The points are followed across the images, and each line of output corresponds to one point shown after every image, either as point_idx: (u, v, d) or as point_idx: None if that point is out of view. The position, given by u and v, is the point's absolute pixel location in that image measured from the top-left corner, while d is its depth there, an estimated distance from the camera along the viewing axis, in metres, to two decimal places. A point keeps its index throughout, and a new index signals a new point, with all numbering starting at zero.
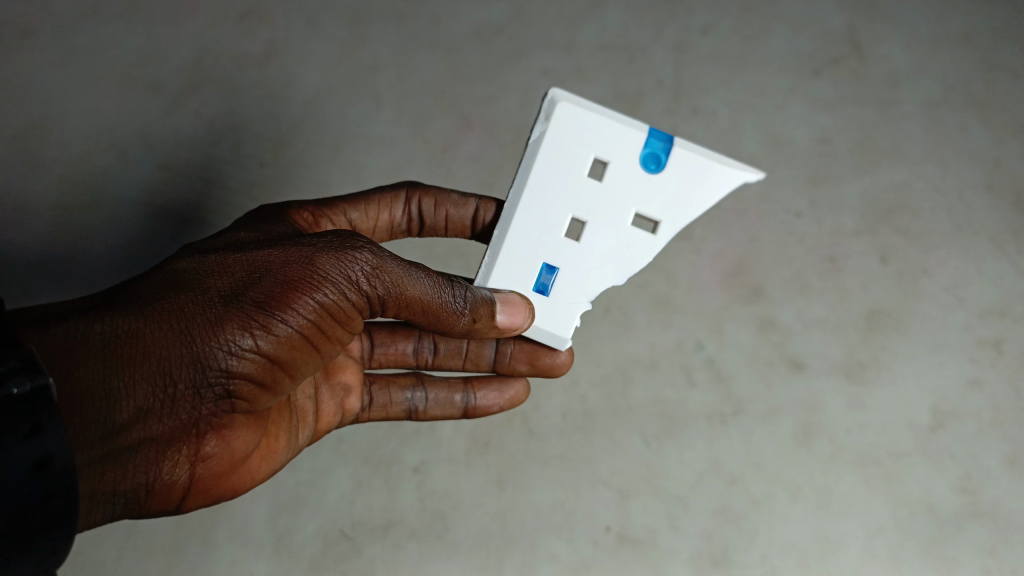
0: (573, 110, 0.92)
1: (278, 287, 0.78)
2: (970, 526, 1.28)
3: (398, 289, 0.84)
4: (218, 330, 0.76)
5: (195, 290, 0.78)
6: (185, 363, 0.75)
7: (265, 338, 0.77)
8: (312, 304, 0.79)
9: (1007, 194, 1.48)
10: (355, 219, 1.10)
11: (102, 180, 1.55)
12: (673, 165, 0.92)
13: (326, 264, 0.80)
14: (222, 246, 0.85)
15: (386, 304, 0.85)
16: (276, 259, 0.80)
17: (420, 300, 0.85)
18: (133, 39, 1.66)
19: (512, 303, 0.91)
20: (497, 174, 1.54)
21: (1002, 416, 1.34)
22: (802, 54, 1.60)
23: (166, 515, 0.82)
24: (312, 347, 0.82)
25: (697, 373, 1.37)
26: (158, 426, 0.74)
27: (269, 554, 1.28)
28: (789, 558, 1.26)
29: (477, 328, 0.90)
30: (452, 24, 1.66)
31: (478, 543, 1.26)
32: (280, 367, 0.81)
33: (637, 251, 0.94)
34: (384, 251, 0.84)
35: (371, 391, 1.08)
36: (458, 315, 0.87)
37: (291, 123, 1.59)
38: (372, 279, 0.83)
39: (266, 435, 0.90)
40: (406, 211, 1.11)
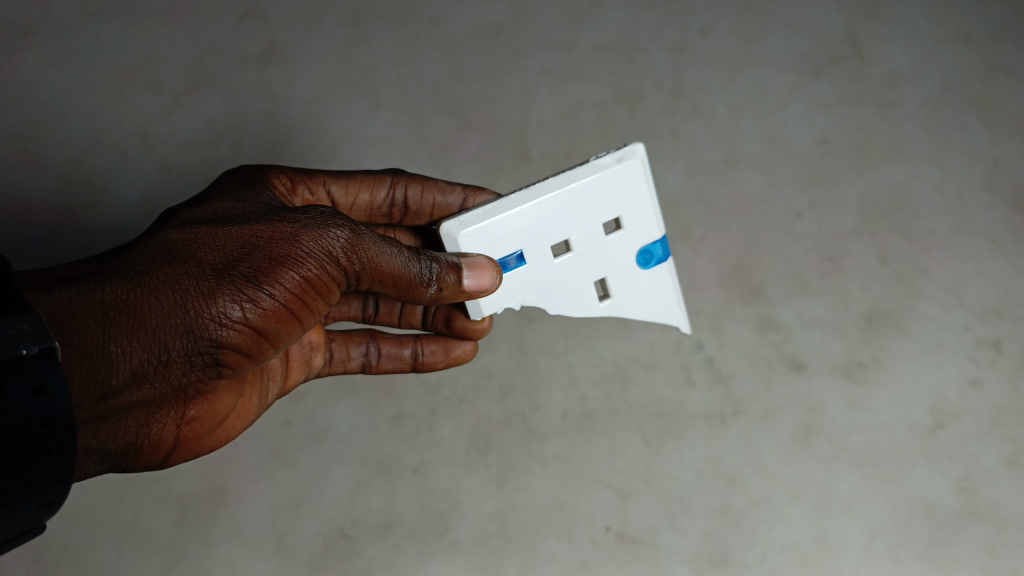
0: (639, 170, 1.02)
1: (266, 262, 0.84)
2: (970, 527, 1.27)
3: (375, 265, 0.90)
4: (208, 301, 0.81)
5: (185, 261, 0.82)
6: (177, 332, 0.81)
7: (251, 310, 0.83)
8: (296, 280, 0.85)
9: (1006, 194, 1.49)
10: (334, 193, 1.13)
11: (100, 178, 1.55)
12: (655, 273, 1.09)
13: (310, 240, 0.86)
14: (212, 215, 0.89)
15: (363, 279, 0.91)
16: (264, 234, 0.85)
17: (394, 274, 0.91)
18: (133, 39, 1.67)
19: (480, 265, 0.95)
20: (497, 174, 1.53)
21: (1003, 416, 1.34)
22: (801, 54, 1.61)
23: (151, 467, 0.95)
24: (295, 320, 0.89)
25: (696, 373, 1.37)
26: (150, 389, 0.83)
27: (269, 554, 1.27)
28: (789, 558, 1.25)
29: (444, 295, 0.95)
30: (452, 25, 1.67)
31: (478, 543, 1.26)
32: (264, 337, 0.87)
33: (583, 299, 1.07)
34: (364, 230, 0.89)
35: (330, 348, 1.19)
36: (426, 285, 0.93)
37: (290, 122, 1.59)
38: (349, 256, 0.88)
39: (243, 397, 1.03)
40: (390, 194, 1.14)
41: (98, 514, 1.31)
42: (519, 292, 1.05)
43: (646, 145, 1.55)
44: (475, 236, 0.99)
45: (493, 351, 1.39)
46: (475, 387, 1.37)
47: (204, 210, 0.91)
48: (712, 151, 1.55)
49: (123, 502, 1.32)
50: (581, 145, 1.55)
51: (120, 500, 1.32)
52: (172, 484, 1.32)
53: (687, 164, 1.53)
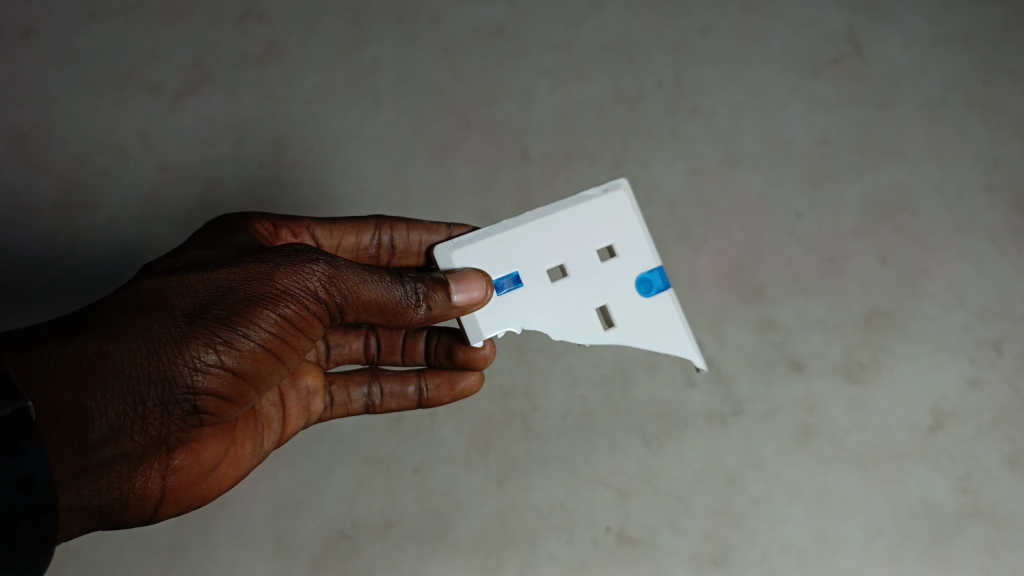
0: (624, 200, 1.08)
1: (240, 303, 0.83)
2: (969, 527, 1.28)
3: (355, 295, 0.90)
4: (183, 347, 0.80)
5: (157, 309, 0.81)
6: (153, 381, 0.79)
7: (228, 353, 0.82)
8: (273, 318, 0.85)
9: (1006, 194, 1.49)
10: (321, 239, 1.15)
11: (102, 180, 1.55)
12: (659, 301, 1.06)
13: (284, 278, 0.86)
14: (182, 264, 0.88)
15: (344, 309, 0.91)
16: (236, 276, 0.84)
17: (377, 302, 0.91)
18: (133, 39, 1.67)
19: (469, 279, 0.96)
20: (498, 175, 1.54)
21: (1003, 416, 1.34)
22: (802, 54, 1.61)
23: (141, 522, 0.91)
24: (275, 358, 0.88)
25: (697, 374, 1.36)
26: (129, 442, 0.80)
27: (269, 555, 1.27)
28: (789, 558, 1.26)
29: (435, 314, 0.95)
30: (452, 24, 1.66)
31: (478, 543, 1.26)
32: (245, 379, 0.86)
33: (585, 326, 1.04)
34: (339, 261, 0.90)
35: (330, 392, 1.15)
36: (414, 308, 0.93)
37: (291, 123, 1.59)
38: (329, 289, 0.89)
39: (235, 445, 0.99)
40: (376, 238, 1.17)
41: None
42: (518, 314, 1.02)
43: (647, 146, 1.55)
44: (467, 254, 1.05)
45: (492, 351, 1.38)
46: (475, 387, 1.36)
47: (173, 262, 0.89)
48: (712, 151, 1.55)
49: None
50: (581, 145, 1.56)
51: None
52: None
53: (687, 164, 1.53)
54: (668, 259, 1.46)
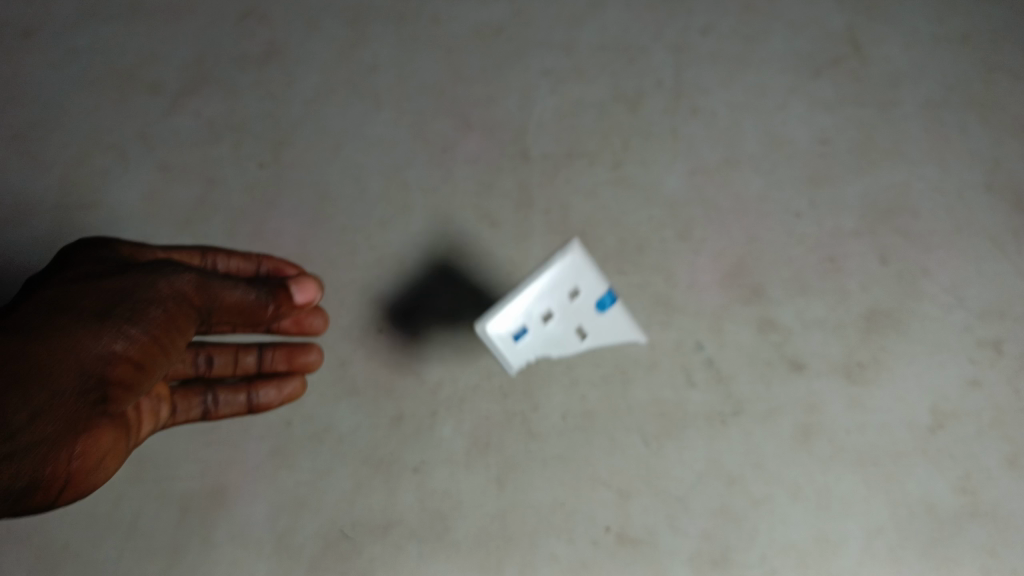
0: (580, 260, 1.15)
1: (137, 304, 1.06)
2: (969, 527, 1.28)
3: (218, 298, 1.17)
4: (94, 338, 1.00)
5: (67, 309, 1.04)
6: (72, 370, 0.98)
7: (125, 343, 1.02)
8: (157, 314, 1.07)
9: (1006, 194, 1.50)
10: (170, 254, 1.37)
11: (102, 180, 1.55)
12: (612, 314, 1.23)
13: (155, 284, 1.10)
14: (83, 277, 1.12)
15: (208, 312, 1.18)
16: (128, 284, 1.09)
17: (236, 302, 1.20)
18: (133, 40, 1.67)
19: (306, 284, 1.24)
20: (497, 175, 1.52)
21: (1003, 416, 1.35)
22: (803, 54, 1.61)
23: (44, 510, 1.01)
24: (160, 351, 1.08)
25: (696, 374, 1.37)
26: (43, 425, 0.95)
27: (269, 554, 1.28)
28: (788, 559, 1.27)
29: (283, 311, 1.25)
30: (451, 24, 1.66)
31: (479, 543, 1.27)
32: (137, 370, 1.04)
33: (568, 345, 1.23)
34: (203, 275, 1.17)
35: (173, 401, 1.29)
36: (267, 305, 1.22)
37: (290, 123, 1.59)
38: (197, 293, 1.14)
39: (122, 447, 1.11)
40: (206, 263, 1.40)
41: (99, 514, 1.32)
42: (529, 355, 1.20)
43: (647, 146, 1.55)
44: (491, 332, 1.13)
45: (492, 351, 1.37)
46: (475, 387, 1.35)
47: (91, 272, 1.12)
48: (712, 151, 1.55)
49: (123, 502, 1.32)
50: (581, 146, 1.55)
51: (120, 499, 1.32)
52: (173, 484, 1.32)
53: (687, 165, 1.53)
54: (669, 259, 1.45)
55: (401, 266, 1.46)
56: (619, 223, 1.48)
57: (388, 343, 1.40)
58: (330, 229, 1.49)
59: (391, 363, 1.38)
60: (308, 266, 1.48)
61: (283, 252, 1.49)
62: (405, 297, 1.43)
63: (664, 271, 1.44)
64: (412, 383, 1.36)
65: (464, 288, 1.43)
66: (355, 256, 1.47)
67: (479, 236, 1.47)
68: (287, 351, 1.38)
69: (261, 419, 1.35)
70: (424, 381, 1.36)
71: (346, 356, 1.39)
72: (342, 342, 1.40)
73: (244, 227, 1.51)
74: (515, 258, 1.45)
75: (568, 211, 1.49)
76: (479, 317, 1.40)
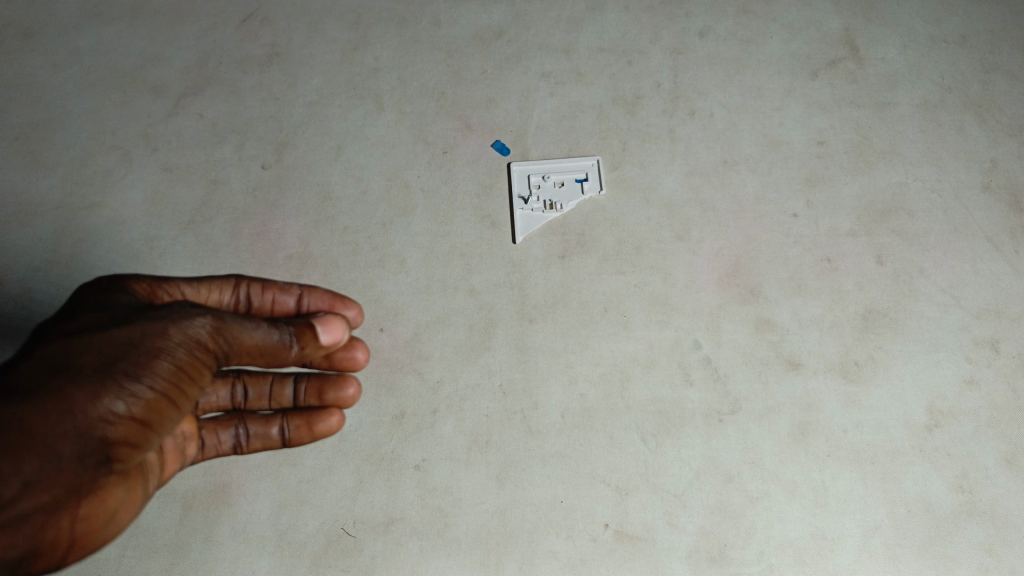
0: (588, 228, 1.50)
1: (143, 355, 0.84)
2: (967, 525, 1.29)
3: (238, 341, 0.92)
4: (94, 400, 0.80)
5: (60, 371, 0.81)
6: (69, 437, 0.79)
7: (133, 402, 0.83)
8: (169, 365, 0.86)
9: (1003, 194, 1.52)
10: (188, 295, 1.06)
11: (105, 180, 1.57)
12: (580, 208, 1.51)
13: (166, 332, 0.87)
14: (84, 320, 0.88)
15: (229, 357, 0.93)
16: (135, 333, 0.86)
17: (256, 345, 0.92)
18: (136, 42, 1.69)
19: (331, 320, 0.96)
20: (498, 175, 1.54)
21: (1000, 415, 1.36)
22: (800, 56, 1.65)
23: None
24: (175, 405, 0.87)
25: (694, 372, 1.38)
26: (45, 494, 0.78)
27: (271, 552, 1.28)
28: (786, 555, 1.27)
29: (306, 353, 0.96)
30: (452, 26, 1.69)
31: (479, 540, 1.27)
32: (149, 430, 0.85)
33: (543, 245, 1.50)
34: (221, 313, 0.92)
35: (201, 435, 1.03)
36: (288, 346, 0.94)
37: (292, 124, 1.60)
38: (214, 340, 0.90)
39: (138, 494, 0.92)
40: (236, 296, 1.07)
41: None
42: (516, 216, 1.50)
43: (645, 147, 1.56)
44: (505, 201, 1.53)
45: (493, 350, 1.39)
46: (475, 385, 1.37)
47: (92, 318, 0.89)
48: (710, 152, 1.56)
49: None
50: (580, 147, 1.56)
51: None
52: (176, 483, 1.32)
53: (686, 165, 1.54)
54: (667, 259, 1.47)
55: (402, 267, 1.46)
56: (619, 223, 1.49)
57: (388, 342, 1.41)
58: (331, 229, 1.50)
59: (392, 362, 1.39)
60: (310, 266, 1.47)
61: (286, 251, 1.48)
62: (406, 296, 1.44)
63: (662, 270, 1.46)
64: (413, 381, 1.38)
65: (464, 287, 1.45)
66: (356, 256, 1.48)
67: (480, 236, 1.49)
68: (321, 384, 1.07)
69: None
70: (425, 379, 1.38)
71: None
72: None
73: (247, 228, 1.51)
74: (514, 258, 1.47)
75: (567, 212, 1.50)
76: (479, 316, 1.42)
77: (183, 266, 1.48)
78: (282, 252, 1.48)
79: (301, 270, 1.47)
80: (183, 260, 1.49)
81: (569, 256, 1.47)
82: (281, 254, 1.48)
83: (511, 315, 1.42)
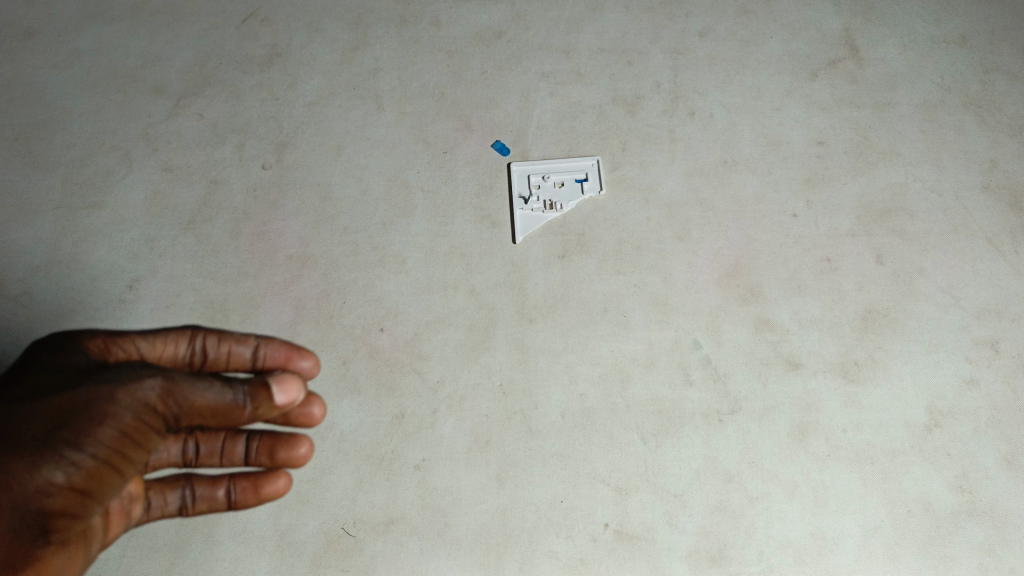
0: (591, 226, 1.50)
1: (85, 423, 0.82)
2: (967, 524, 1.29)
3: (188, 403, 0.88)
4: (31, 470, 0.80)
5: (8, 440, 0.81)
6: (9, 503, 0.81)
7: (71, 472, 0.82)
8: (112, 433, 0.83)
9: (1003, 194, 1.52)
10: (146, 349, 1.00)
11: (105, 180, 1.57)
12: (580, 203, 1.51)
13: (109, 398, 0.84)
14: (38, 382, 0.88)
15: (180, 420, 0.89)
16: (81, 399, 0.83)
17: (210, 405, 0.89)
18: (137, 43, 1.69)
19: (288, 379, 0.93)
20: (498, 176, 1.54)
21: (999, 415, 1.36)
22: (800, 56, 1.65)
23: None
24: (117, 472, 0.85)
25: (694, 372, 1.38)
26: None
27: (271, 552, 1.28)
28: (786, 555, 1.27)
29: (260, 413, 0.92)
30: (452, 27, 1.69)
31: (479, 540, 1.28)
32: (88, 496, 0.84)
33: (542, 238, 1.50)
34: (173, 372, 0.88)
35: (149, 494, 0.98)
36: (241, 407, 0.90)
37: (292, 124, 1.60)
38: (163, 403, 0.87)
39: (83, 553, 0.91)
40: (192, 347, 1.01)
41: None
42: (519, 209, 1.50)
43: (645, 147, 1.56)
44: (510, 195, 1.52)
45: (493, 350, 1.40)
46: (475, 385, 1.37)
47: (42, 381, 0.88)
48: (709, 152, 1.56)
49: None
50: (580, 147, 1.56)
51: None
52: None
53: (685, 165, 1.54)
54: (667, 259, 1.47)
55: (402, 267, 1.47)
56: (619, 223, 1.49)
57: (389, 342, 1.41)
58: (332, 229, 1.50)
59: (392, 362, 1.39)
60: (311, 266, 1.47)
61: (286, 251, 1.49)
62: (406, 296, 1.44)
63: (662, 270, 1.46)
64: (413, 381, 1.38)
65: (464, 287, 1.45)
66: (356, 256, 1.48)
67: (481, 236, 1.49)
68: (271, 442, 1.02)
69: None
70: (425, 379, 1.38)
71: (348, 355, 1.40)
72: (344, 341, 1.41)
73: (247, 228, 1.51)
74: (514, 258, 1.47)
75: (567, 212, 1.50)
76: (479, 316, 1.42)
77: (183, 266, 1.48)
78: (282, 252, 1.49)
79: (301, 270, 1.47)
80: (183, 261, 1.49)
81: (569, 256, 1.47)
82: (282, 255, 1.48)
83: (511, 315, 1.42)
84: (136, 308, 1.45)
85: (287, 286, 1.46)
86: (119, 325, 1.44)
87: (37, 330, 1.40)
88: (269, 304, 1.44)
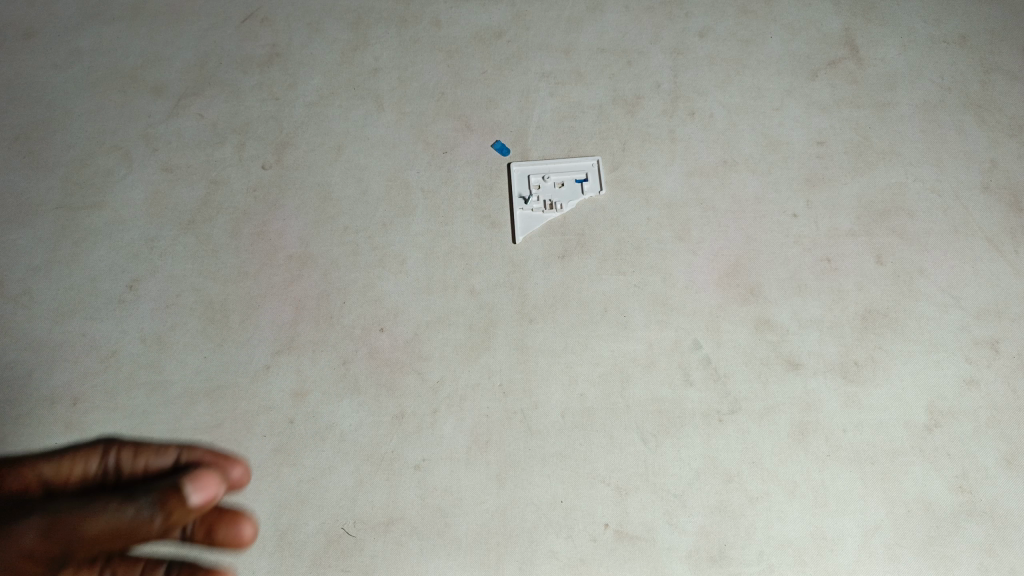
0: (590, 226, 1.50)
1: None
2: (967, 524, 1.29)
3: (83, 531, 0.85)
4: None
5: None
6: None
7: None
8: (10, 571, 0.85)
9: (1003, 194, 1.52)
10: (49, 473, 1.07)
11: (104, 180, 1.57)
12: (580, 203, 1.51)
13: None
14: None
15: (80, 549, 0.86)
16: None
17: (108, 529, 0.85)
18: (137, 42, 1.69)
19: (204, 478, 0.92)
20: (498, 176, 1.54)
21: (1000, 415, 1.36)
22: (800, 56, 1.65)
23: None
24: None
25: (694, 372, 1.38)
26: None
27: (271, 552, 1.28)
28: (786, 555, 1.27)
29: (174, 521, 0.88)
30: (452, 27, 1.69)
31: (479, 540, 1.28)
32: None
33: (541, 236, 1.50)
34: (62, 506, 0.87)
35: None
36: (150, 521, 0.86)
37: (292, 124, 1.60)
38: (52, 540, 0.85)
39: None
40: (104, 463, 1.09)
41: None
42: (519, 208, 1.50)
43: (645, 147, 1.56)
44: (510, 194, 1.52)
45: (493, 350, 1.39)
46: (475, 385, 1.37)
47: None
48: (709, 152, 1.56)
49: None
50: (580, 147, 1.56)
51: None
52: None
53: (685, 165, 1.54)
54: (667, 259, 1.47)
55: (402, 267, 1.47)
56: (619, 223, 1.49)
57: (388, 342, 1.41)
58: (331, 229, 1.50)
59: (392, 362, 1.39)
60: (311, 266, 1.47)
61: (286, 251, 1.49)
62: (406, 296, 1.44)
63: (662, 270, 1.46)
64: (413, 381, 1.38)
65: (464, 287, 1.45)
66: (356, 256, 1.48)
67: (481, 236, 1.49)
68: None
69: (264, 417, 1.36)
70: (425, 379, 1.38)
71: (348, 355, 1.40)
72: (344, 341, 1.41)
73: (247, 228, 1.51)
74: (515, 258, 1.47)
75: (567, 212, 1.50)
76: (479, 316, 1.42)
77: (183, 266, 1.49)
78: (282, 252, 1.49)
79: (301, 270, 1.47)
80: (183, 261, 1.49)
81: (569, 256, 1.47)
82: (282, 255, 1.48)
83: (511, 315, 1.42)
84: (136, 308, 1.45)
85: (287, 286, 1.46)
86: (119, 325, 1.44)
87: (37, 330, 1.44)
88: (269, 305, 1.44)
